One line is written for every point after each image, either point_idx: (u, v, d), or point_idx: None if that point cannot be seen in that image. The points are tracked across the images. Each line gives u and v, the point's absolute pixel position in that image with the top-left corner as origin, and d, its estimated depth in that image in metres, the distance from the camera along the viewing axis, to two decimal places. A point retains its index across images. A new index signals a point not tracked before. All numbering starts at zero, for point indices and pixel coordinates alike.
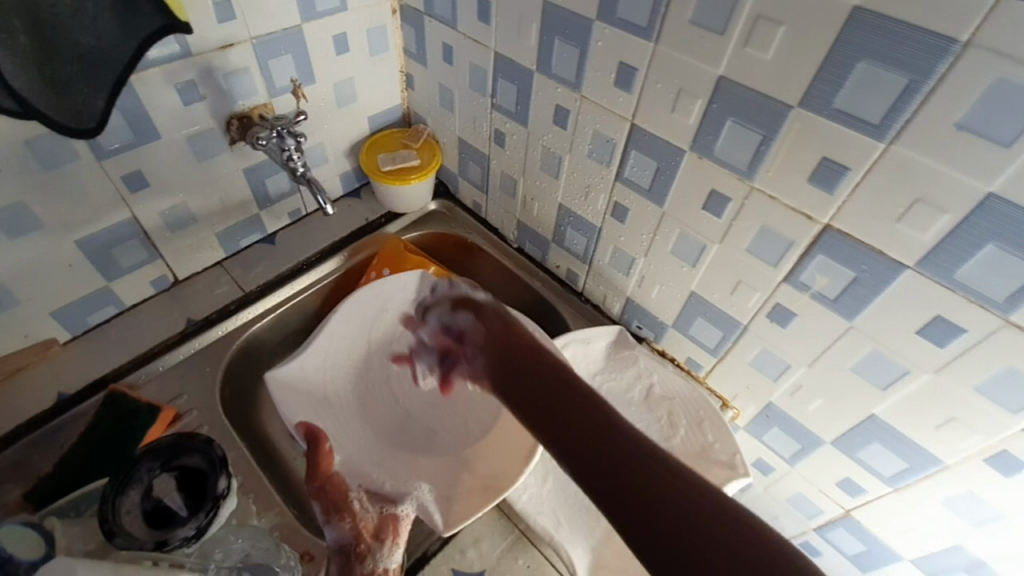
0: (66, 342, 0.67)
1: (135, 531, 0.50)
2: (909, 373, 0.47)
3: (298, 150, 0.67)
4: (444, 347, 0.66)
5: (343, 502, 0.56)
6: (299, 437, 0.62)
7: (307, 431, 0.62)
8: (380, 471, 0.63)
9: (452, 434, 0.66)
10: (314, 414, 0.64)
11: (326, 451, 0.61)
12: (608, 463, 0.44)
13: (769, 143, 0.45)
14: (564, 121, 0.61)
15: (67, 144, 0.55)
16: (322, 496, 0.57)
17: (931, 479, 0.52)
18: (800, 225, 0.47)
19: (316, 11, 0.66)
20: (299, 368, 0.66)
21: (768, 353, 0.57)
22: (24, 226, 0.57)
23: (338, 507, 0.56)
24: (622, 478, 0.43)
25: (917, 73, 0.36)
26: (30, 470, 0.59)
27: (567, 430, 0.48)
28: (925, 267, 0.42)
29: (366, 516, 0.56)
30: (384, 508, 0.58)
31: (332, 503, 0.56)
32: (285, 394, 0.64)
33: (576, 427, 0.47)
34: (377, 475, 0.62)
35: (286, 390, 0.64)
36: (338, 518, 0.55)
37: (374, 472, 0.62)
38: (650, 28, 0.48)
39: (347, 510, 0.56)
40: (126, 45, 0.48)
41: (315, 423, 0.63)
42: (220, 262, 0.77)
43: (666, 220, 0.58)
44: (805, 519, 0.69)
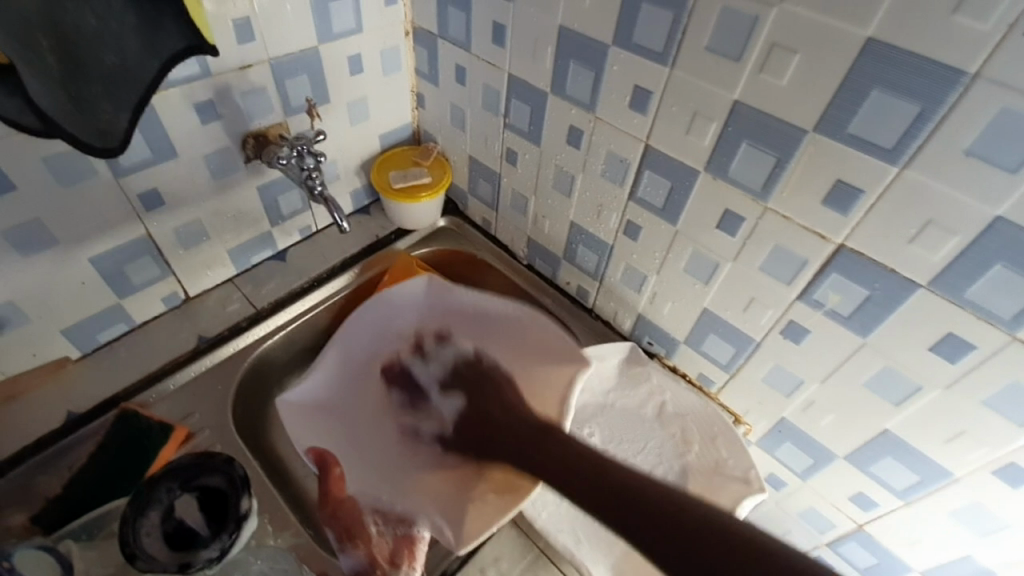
0: (77, 360, 0.67)
1: (157, 555, 0.50)
2: (921, 389, 0.48)
3: (317, 169, 0.68)
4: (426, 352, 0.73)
5: (359, 529, 0.57)
6: (310, 462, 0.61)
7: (318, 457, 0.62)
8: (391, 490, 0.61)
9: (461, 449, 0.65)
10: (322, 433, 0.64)
11: (337, 476, 0.61)
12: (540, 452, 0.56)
13: (783, 166, 0.47)
14: (578, 142, 0.63)
15: (87, 162, 0.56)
16: (336, 521, 0.58)
17: (940, 492, 0.53)
18: (813, 243, 0.48)
19: (333, 32, 0.67)
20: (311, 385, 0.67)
21: (781, 369, 0.58)
22: (39, 242, 0.57)
23: (353, 535, 0.57)
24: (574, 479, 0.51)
25: (928, 101, 0.37)
26: (38, 492, 0.58)
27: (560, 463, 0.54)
28: (938, 286, 0.43)
29: (381, 542, 0.57)
30: (398, 527, 0.58)
31: (347, 530, 0.57)
32: (296, 414, 0.65)
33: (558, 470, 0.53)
34: (387, 495, 0.60)
35: (293, 411, 0.65)
36: (352, 546, 0.56)
37: (386, 491, 0.61)
38: (666, 54, 0.49)
39: (361, 536, 0.57)
40: (150, 65, 0.47)
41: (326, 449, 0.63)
42: (231, 279, 0.77)
43: (679, 238, 0.59)
44: (817, 534, 0.69)
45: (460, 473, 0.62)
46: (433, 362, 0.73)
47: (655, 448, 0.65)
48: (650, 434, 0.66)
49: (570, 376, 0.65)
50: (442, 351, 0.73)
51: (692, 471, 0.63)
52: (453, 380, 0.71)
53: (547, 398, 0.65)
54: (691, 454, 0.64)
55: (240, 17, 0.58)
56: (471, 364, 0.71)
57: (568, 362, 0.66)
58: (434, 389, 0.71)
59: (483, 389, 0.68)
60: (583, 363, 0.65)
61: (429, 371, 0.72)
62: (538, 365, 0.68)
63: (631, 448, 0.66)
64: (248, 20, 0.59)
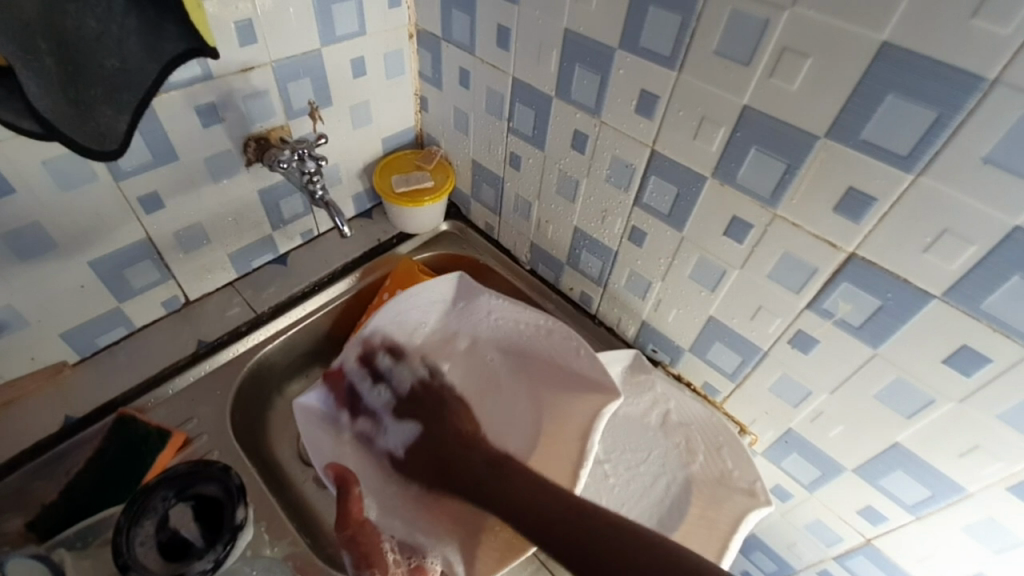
0: (75, 364, 0.66)
1: (151, 565, 0.49)
2: (935, 402, 0.47)
3: (318, 173, 0.68)
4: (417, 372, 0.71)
5: (376, 555, 0.53)
6: (328, 480, 0.59)
7: (336, 475, 0.59)
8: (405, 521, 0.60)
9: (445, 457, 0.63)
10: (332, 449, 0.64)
11: (354, 496, 0.57)
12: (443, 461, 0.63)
13: (793, 172, 0.46)
14: (582, 146, 0.62)
15: (87, 165, 0.55)
16: (354, 546, 0.53)
17: (953, 507, 0.51)
18: (823, 251, 0.47)
19: (336, 35, 0.66)
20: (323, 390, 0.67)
21: (789, 379, 0.57)
22: (37, 245, 0.56)
23: (370, 561, 0.52)
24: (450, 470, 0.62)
25: (945, 108, 0.36)
26: (33, 497, 0.58)
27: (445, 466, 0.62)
28: (953, 296, 0.42)
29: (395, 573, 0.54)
30: (413, 557, 0.57)
31: (364, 556, 0.52)
32: (307, 417, 0.65)
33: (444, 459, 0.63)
34: (400, 523, 0.60)
35: (306, 416, 0.65)
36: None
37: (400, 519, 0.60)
38: (673, 58, 0.48)
39: (379, 564, 0.52)
40: (150, 67, 0.46)
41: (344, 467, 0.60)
42: (231, 282, 0.77)
43: (685, 245, 0.58)
44: (824, 547, 0.67)
45: (419, 465, 0.65)
46: (385, 386, 0.71)
47: (659, 457, 0.64)
48: (654, 443, 0.65)
49: (595, 406, 0.61)
50: (398, 370, 0.71)
51: (697, 483, 0.62)
52: (408, 407, 0.70)
53: (570, 424, 0.63)
54: (696, 464, 0.62)
55: (242, 19, 0.58)
56: (425, 386, 0.71)
57: (597, 389, 0.62)
58: (388, 415, 0.70)
59: (435, 410, 0.69)
60: (611, 395, 0.61)
61: (380, 396, 0.71)
62: (563, 388, 0.65)
63: (635, 458, 0.65)
64: (251, 23, 0.59)
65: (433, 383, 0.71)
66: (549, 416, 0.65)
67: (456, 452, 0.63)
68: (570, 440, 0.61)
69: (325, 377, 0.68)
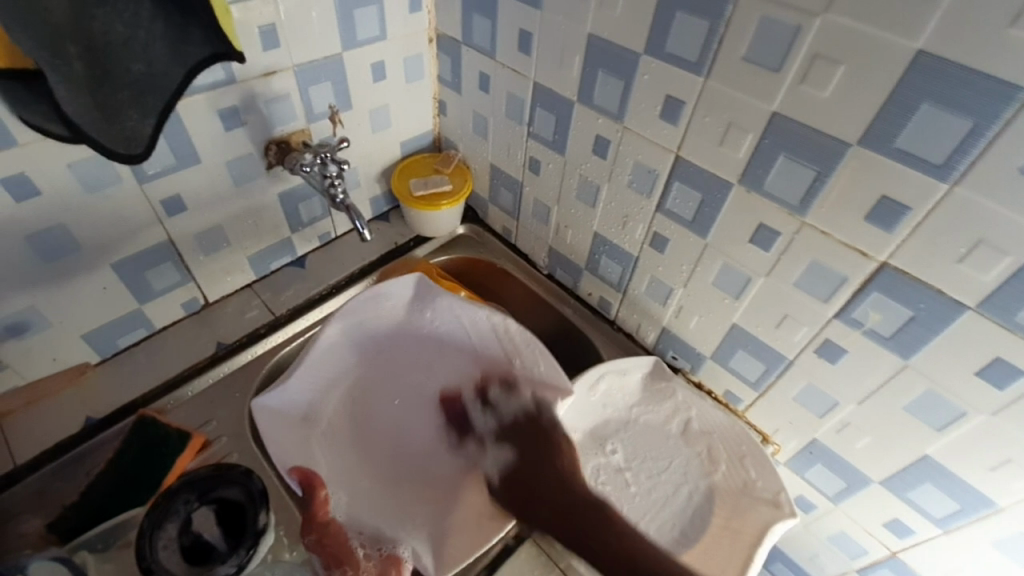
0: (97, 365, 0.67)
1: (173, 568, 0.50)
2: (966, 415, 0.46)
3: (339, 177, 0.68)
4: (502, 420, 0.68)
5: (345, 555, 0.56)
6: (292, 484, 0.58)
7: (302, 478, 0.59)
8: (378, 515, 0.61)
9: (413, 428, 0.69)
10: (300, 446, 0.63)
11: (320, 499, 0.58)
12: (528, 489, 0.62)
13: (824, 179, 0.45)
14: (604, 152, 0.61)
15: (112, 168, 0.56)
16: (321, 548, 0.56)
17: (983, 521, 0.50)
18: (853, 260, 0.46)
19: (357, 39, 0.66)
20: (287, 393, 0.64)
21: (814, 388, 0.56)
22: (62, 247, 0.57)
23: (340, 562, 0.55)
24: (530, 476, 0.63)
25: (982, 117, 0.36)
26: (55, 498, 0.58)
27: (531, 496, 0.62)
28: (987, 308, 0.41)
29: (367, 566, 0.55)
30: (383, 547, 0.58)
31: (333, 557, 0.55)
32: (269, 421, 0.62)
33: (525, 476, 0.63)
34: (370, 517, 0.60)
35: (271, 417, 0.62)
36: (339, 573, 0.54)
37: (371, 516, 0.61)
38: (700, 64, 0.48)
39: (348, 562, 0.55)
40: (174, 71, 0.46)
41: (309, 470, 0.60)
42: (250, 285, 0.77)
43: (708, 251, 0.57)
44: (847, 560, 0.66)
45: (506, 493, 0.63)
46: (491, 414, 0.69)
47: (680, 466, 0.64)
48: (675, 451, 0.65)
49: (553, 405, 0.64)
50: (508, 402, 0.67)
51: (718, 492, 0.61)
52: (509, 434, 0.66)
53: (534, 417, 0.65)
54: (718, 473, 0.62)
55: (265, 24, 0.58)
56: (530, 419, 0.66)
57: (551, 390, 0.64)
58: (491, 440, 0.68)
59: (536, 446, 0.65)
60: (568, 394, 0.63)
61: (488, 421, 0.69)
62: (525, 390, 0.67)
63: (657, 466, 0.64)
64: (274, 28, 0.59)
65: (540, 421, 0.65)
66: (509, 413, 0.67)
67: (545, 512, 0.61)
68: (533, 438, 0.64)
69: (292, 373, 0.64)
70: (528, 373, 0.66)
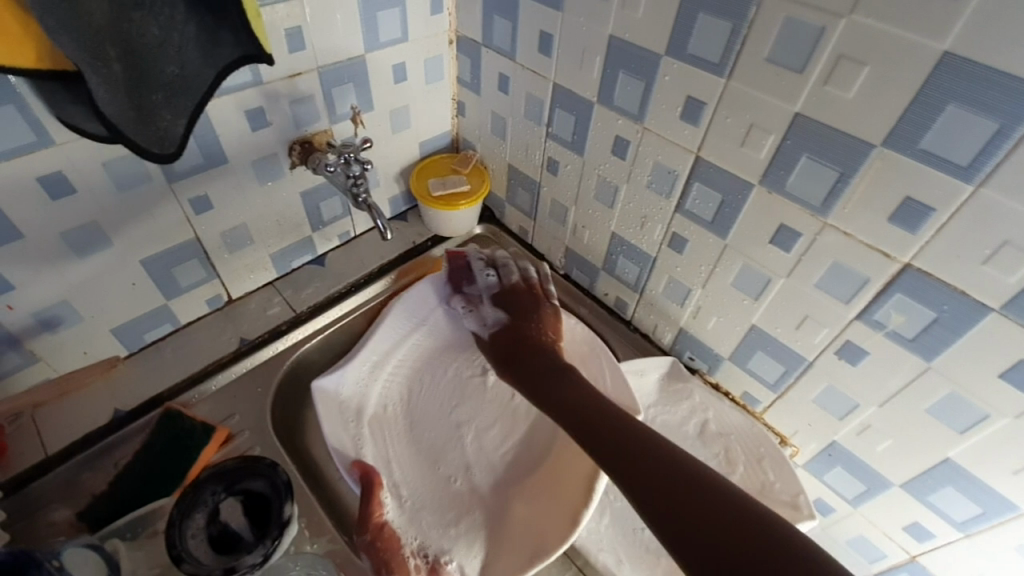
0: (125, 359, 0.69)
1: (202, 557, 0.52)
2: (989, 417, 0.46)
3: (362, 177, 0.69)
4: (497, 286, 0.73)
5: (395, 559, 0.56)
6: (354, 479, 0.61)
7: (362, 473, 0.61)
8: (433, 520, 0.62)
9: (462, 425, 0.69)
10: (355, 434, 0.66)
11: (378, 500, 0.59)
12: (518, 355, 0.66)
13: (847, 180, 0.45)
14: (623, 152, 0.62)
15: (143, 168, 0.57)
16: (375, 554, 0.55)
17: (1005, 526, 0.50)
18: (876, 261, 0.46)
19: (379, 41, 0.68)
20: (345, 378, 0.68)
21: (834, 391, 0.56)
22: (94, 243, 0.58)
23: (390, 568, 0.55)
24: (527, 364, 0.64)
25: (1009, 118, 0.36)
26: (85, 488, 0.60)
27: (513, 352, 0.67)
28: (1012, 309, 0.41)
29: None
30: (432, 557, 0.59)
31: (383, 562, 0.55)
32: (327, 404, 0.66)
33: (515, 347, 0.67)
34: (424, 525, 0.61)
35: (327, 401, 0.66)
36: None
37: (428, 519, 0.62)
38: (722, 65, 0.48)
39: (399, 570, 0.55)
40: (206, 73, 0.47)
41: (372, 467, 0.62)
42: (271, 282, 0.78)
43: (728, 252, 0.58)
44: (866, 563, 0.66)
45: (496, 348, 0.69)
46: (493, 273, 0.75)
47: None
48: (692, 452, 0.65)
49: None
50: (510, 265, 0.75)
51: None
52: (505, 298, 0.72)
53: None
54: (735, 474, 0.62)
55: (292, 26, 0.59)
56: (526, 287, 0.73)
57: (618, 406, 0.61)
58: (485, 301, 0.73)
59: (526, 307, 0.71)
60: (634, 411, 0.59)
61: (487, 281, 0.74)
62: None
63: None
64: (300, 30, 0.60)
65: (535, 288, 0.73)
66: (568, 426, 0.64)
67: (525, 357, 0.65)
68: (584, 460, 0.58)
69: (348, 361, 0.68)
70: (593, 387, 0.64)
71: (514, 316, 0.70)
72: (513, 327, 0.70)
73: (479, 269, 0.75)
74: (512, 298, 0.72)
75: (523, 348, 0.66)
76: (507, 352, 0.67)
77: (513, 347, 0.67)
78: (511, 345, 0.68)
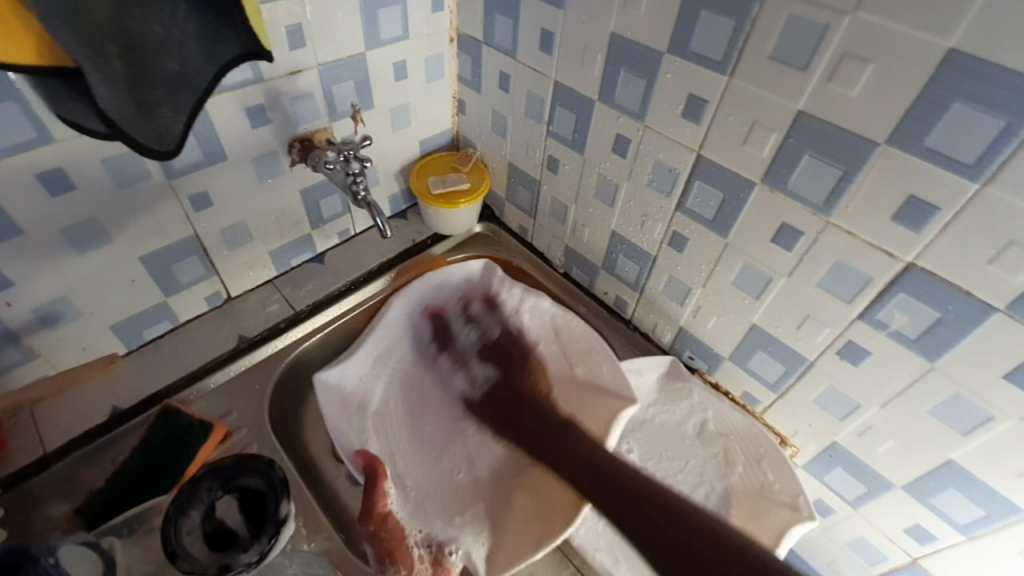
0: (124, 355, 0.68)
1: (198, 554, 0.52)
2: (993, 419, 0.45)
3: (362, 175, 0.69)
4: (484, 338, 0.73)
5: (400, 549, 0.55)
6: (357, 467, 0.60)
7: (365, 464, 0.60)
8: (437, 511, 0.62)
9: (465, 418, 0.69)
10: (358, 425, 0.66)
11: (381, 489, 0.58)
12: (516, 414, 0.68)
13: (850, 178, 0.45)
14: (624, 151, 0.61)
15: (142, 164, 0.57)
16: (376, 540, 0.55)
17: (1008, 530, 0.49)
18: (879, 261, 0.46)
19: (380, 39, 0.67)
20: (349, 369, 0.67)
21: (835, 391, 0.55)
22: (92, 240, 0.58)
23: (393, 558, 0.54)
24: (527, 425, 0.66)
25: (1016, 116, 0.35)
26: (82, 484, 0.59)
27: (509, 408, 0.69)
28: (1017, 310, 0.40)
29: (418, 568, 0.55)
30: (435, 547, 0.58)
31: (387, 549, 0.55)
32: (330, 396, 0.65)
33: (511, 403, 0.69)
34: (427, 516, 0.61)
35: (331, 393, 0.65)
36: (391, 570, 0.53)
37: (432, 510, 0.62)
38: (724, 63, 0.48)
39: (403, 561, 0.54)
40: (207, 71, 0.47)
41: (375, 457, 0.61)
42: (270, 280, 0.78)
43: (729, 252, 0.57)
44: (867, 565, 0.66)
45: (493, 406, 0.70)
46: (474, 327, 0.73)
47: (696, 466, 0.63)
48: (691, 452, 0.64)
49: (613, 412, 0.62)
50: (489, 317, 0.73)
51: (736, 494, 0.61)
52: (493, 351, 0.72)
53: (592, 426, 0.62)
54: (735, 475, 0.62)
55: (293, 23, 0.59)
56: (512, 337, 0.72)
57: (614, 396, 0.63)
58: (473, 357, 0.73)
59: (517, 361, 0.71)
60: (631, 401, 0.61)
61: (470, 334, 0.73)
62: (584, 391, 0.66)
63: (672, 466, 0.64)
64: (300, 27, 0.60)
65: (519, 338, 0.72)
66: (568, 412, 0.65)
67: (531, 411, 0.67)
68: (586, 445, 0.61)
69: (352, 353, 0.68)
70: (592, 378, 0.66)
71: (508, 363, 0.71)
72: (506, 382, 0.71)
73: (463, 320, 0.73)
74: (501, 350, 0.72)
75: (520, 408, 0.68)
76: (506, 408, 0.69)
77: (512, 402, 0.69)
78: (510, 402, 0.69)
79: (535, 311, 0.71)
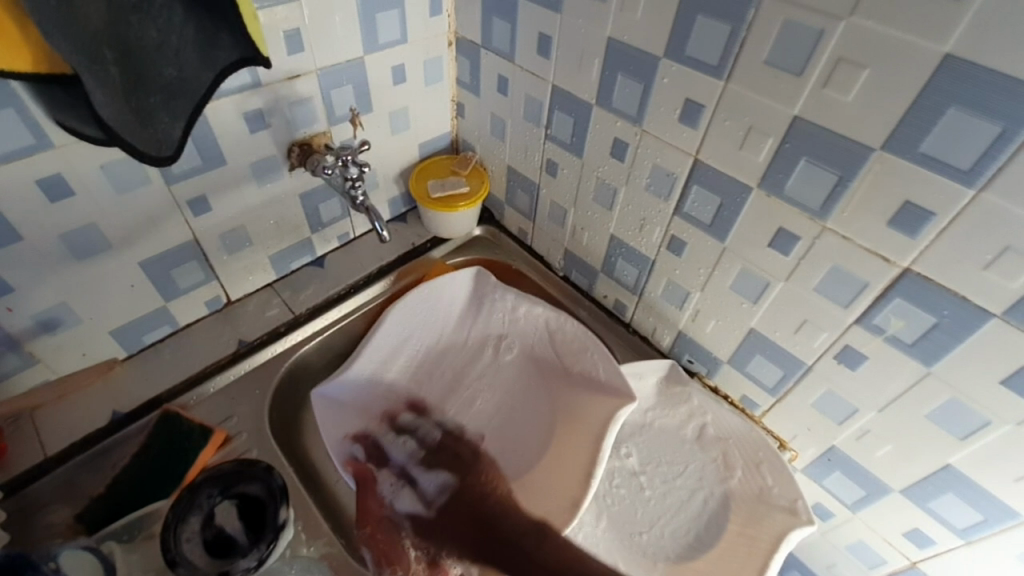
0: (125, 360, 0.69)
1: (197, 561, 0.52)
2: (990, 424, 0.45)
3: (360, 179, 0.69)
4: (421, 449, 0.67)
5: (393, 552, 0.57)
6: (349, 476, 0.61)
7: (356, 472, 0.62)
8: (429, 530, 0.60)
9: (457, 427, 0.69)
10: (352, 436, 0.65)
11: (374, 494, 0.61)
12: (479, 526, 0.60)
13: (846, 184, 0.45)
14: (622, 155, 0.61)
15: (142, 170, 0.57)
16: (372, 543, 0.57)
17: (1005, 534, 0.49)
18: (876, 266, 0.46)
19: (378, 43, 0.67)
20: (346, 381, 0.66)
21: (833, 395, 0.56)
22: (93, 246, 0.58)
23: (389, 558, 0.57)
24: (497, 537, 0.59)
25: (1012, 121, 0.35)
26: (83, 489, 0.60)
27: (466, 527, 0.60)
28: (1014, 316, 0.40)
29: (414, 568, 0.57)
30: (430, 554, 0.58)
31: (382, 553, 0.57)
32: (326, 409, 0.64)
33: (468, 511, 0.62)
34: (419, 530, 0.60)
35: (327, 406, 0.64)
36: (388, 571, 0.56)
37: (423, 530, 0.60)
38: (721, 67, 0.48)
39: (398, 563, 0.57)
40: (204, 76, 0.47)
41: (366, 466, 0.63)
42: (270, 283, 0.79)
43: (726, 256, 0.57)
44: (865, 568, 0.66)
45: (450, 524, 0.61)
46: (409, 437, 0.68)
47: (695, 471, 0.64)
48: (690, 456, 0.65)
49: (608, 411, 0.62)
50: (422, 423, 0.69)
51: (734, 498, 0.61)
52: (436, 456, 0.67)
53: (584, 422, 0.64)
54: (733, 479, 0.62)
55: (291, 28, 0.59)
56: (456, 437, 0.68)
57: (609, 393, 0.64)
58: (415, 466, 0.66)
59: (467, 461, 0.66)
60: (626, 400, 0.62)
61: (404, 446, 0.67)
62: (580, 387, 0.67)
63: (671, 470, 0.64)
64: (298, 32, 0.60)
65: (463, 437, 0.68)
66: (563, 410, 0.67)
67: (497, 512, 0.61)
68: (579, 445, 0.62)
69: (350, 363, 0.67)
70: (585, 377, 0.67)
71: (463, 457, 0.67)
72: (457, 489, 0.64)
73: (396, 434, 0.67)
74: (446, 454, 0.67)
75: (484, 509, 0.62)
76: (469, 512, 0.62)
77: (474, 500, 0.63)
78: (475, 509, 0.62)
79: (528, 316, 0.72)
